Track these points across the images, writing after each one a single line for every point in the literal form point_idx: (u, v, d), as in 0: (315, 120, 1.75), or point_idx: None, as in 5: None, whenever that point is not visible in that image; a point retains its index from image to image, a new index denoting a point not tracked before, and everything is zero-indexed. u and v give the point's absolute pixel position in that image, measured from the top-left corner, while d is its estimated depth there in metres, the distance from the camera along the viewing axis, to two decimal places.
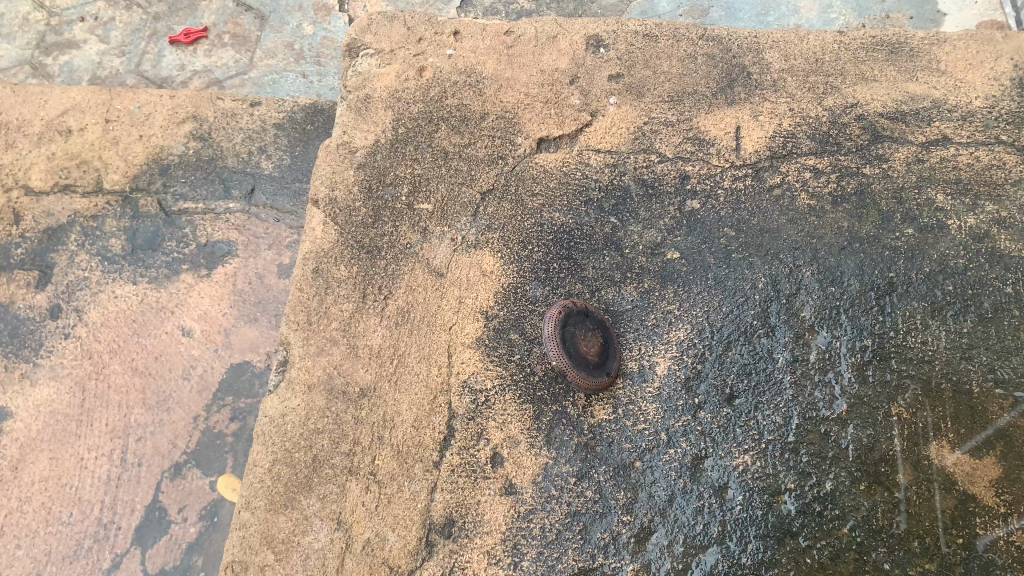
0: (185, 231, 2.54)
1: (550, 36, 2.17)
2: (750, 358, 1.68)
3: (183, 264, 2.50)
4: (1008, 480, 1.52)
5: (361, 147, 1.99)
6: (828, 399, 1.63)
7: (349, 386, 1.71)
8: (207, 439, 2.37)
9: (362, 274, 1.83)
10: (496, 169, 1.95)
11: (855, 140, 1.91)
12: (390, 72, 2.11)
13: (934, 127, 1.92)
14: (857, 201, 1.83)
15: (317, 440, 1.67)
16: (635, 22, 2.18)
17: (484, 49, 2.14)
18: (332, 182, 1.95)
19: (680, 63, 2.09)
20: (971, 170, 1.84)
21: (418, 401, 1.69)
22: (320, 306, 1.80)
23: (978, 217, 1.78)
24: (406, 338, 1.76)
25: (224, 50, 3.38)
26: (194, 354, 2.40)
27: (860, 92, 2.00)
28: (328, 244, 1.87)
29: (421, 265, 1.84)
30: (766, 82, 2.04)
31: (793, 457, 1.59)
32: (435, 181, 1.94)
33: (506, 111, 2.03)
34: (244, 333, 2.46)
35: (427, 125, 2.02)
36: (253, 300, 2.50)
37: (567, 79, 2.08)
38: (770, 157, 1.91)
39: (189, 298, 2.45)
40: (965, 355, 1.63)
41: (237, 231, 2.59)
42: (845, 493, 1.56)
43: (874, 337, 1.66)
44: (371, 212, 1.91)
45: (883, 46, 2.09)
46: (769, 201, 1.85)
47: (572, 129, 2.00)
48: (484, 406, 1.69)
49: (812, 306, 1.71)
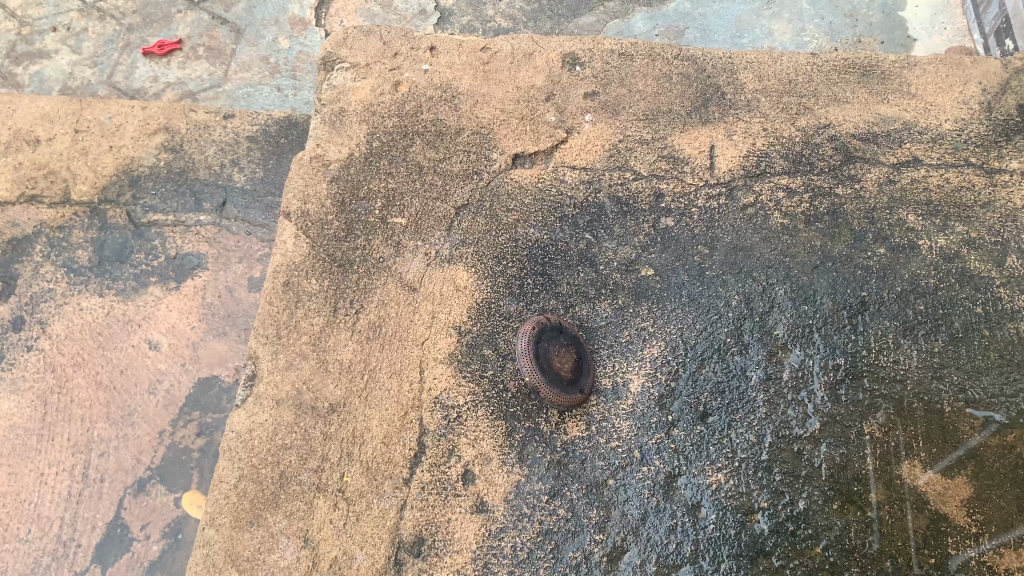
0: (154, 244, 2.50)
1: (527, 53, 2.16)
2: (723, 376, 1.68)
3: (151, 277, 2.45)
4: (979, 500, 1.52)
5: (335, 160, 1.97)
6: (801, 417, 1.63)
7: (319, 401, 1.68)
8: (173, 454, 2.31)
9: (333, 288, 1.81)
10: (471, 184, 1.94)
11: (828, 161, 1.93)
12: (365, 86, 2.10)
13: (905, 148, 1.94)
14: (829, 220, 1.84)
15: (284, 456, 1.64)
16: (611, 40, 2.18)
17: (460, 65, 2.13)
18: (305, 196, 1.93)
19: (654, 82, 2.10)
20: (942, 192, 1.86)
21: (389, 416, 1.67)
22: (289, 319, 1.77)
23: (948, 238, 1.79)
24: (377, 353, 1.74)
25: (198, 63, 3.36)
26: (161, 368, 2.36)
27: (832, 114, 2.02)
28: (299, 257, 1.85)
29: (393, 280, 1.82)
30: (740, 102, 2.05)
31: (766, 476, 1.59)
32: (409, 197, 1.92)
33: (482, 127, 2.03)
34: (213, 347, 2.43)
35: (402, 140, 2.00)
36: (222, 314, 2.47)
37: (543, 96, 2.08)
38: (744, 176, 1.92)
39: (157, 311, 2.41)
40: (936, 374, 1.64)
41: (207, 244, 2.55)
42: (818, 513, 1.55)
43: (846, 355, 1.67)
44: (344, 225, 1.89)
45: (856, 69, 2.11)
46: (743, 221, 1.86)
47: (547, 145, 2.00)
48: (456, 422, 1.67)
49: (786, 325, 1.71)
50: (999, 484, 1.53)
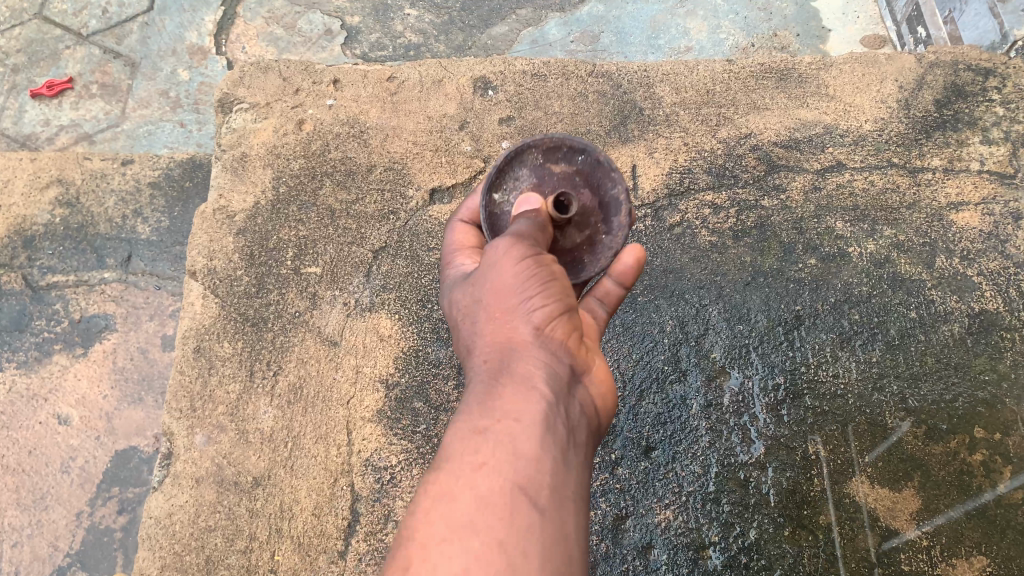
0: (55, 308, 2.30)
1: (435, 80, 2.05)
2: (664, 407, 1.63)
3: (56, 344, 2.25)
4: (928, 511, 1.51)
5: (239, 211, 1.86)
6: (745, 442, 1.59)
7: (241, 476, 1.58)
8: (92, 537, 2.06)
9: (247, 350, 1.70)
10: (387, 225, 1.83)
11: (752, 172, 1.87)
12: (267, 128, 1.98)
13: (828, 153, 1.89)
14: (758, 234, 1.79)
15: (209, 539, 1.54)
16: (522, 61, 2.08)
17: (366, 97, 2.02)
18: (211, 252, 1.82)
19: (570, 102, 2.01)
20: (868, 196, 1.83)
21: (318, 485, 1.57)
22: (203, 389, 1.67)
23: (877, 243, 1.77)
24: (301, 417, 1.63)
25: (92, 102, 2.81)
26: (73, 444, 2.14)
27: (753, 122, 1.95)
28: (209, 319, 1.74)
29: (312, 335, 1.71)
30: (659, 117, 1.97)
31: (715, 508, 1.54)
32: (322, 243, 1.81)
33: (394, 162, 1.92)
34: (129, 416, 2.19)
35: (310, 182, 1.89)
36: (136, 378, 2.24)
37: (456, 125, 1.97)
38: (668, 195, 1.85)
39: (64, 382, 2.21)
40: (876, 385, 1.63)
41: (114, 303, 2.32)
42: (770, 542, 1.51)
43: (786, 374, 1.64)
44: (254, 280, 1.78)
45: (773, 73, 2.04)
46: (671, 241, 1.79)
47: (464, 177, 1.90)
48: (390, 484, 1.57)
49: (722, 347, 1.67)
50: (946, 492, 1.52)
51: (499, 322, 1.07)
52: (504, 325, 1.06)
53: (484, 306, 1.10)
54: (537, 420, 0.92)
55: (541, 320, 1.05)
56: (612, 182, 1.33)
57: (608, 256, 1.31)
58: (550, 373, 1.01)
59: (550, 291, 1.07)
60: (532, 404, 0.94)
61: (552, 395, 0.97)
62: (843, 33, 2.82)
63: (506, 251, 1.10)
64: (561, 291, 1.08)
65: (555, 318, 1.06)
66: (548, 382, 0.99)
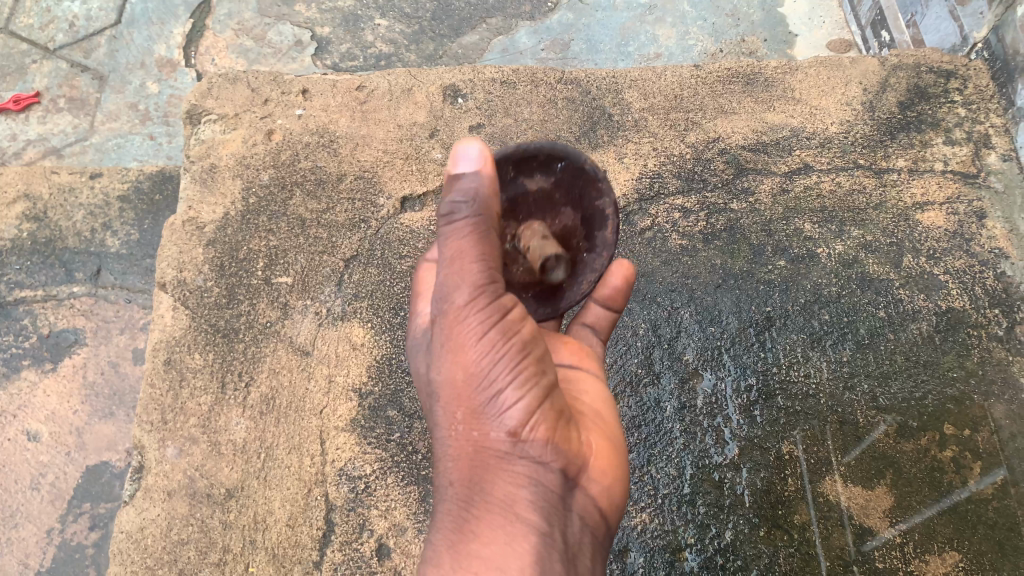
0: (24, 323, 2.27)
1: (404, 88, 2.05)
2: (638, 410, 1.63)
3: (25, 360, 2.23)
4: (900, 508, 1.52)
5: (209, 222, 1.85)
6: (719, 443, 1.60)
7: (213, 488, 1.56)
8: (64, 554, 2.03)
9: (218, 362, 1.69)
10: (358, 234, 1.83)
11: (720, 176, 1.89)
12: (236, 138, 1.97)
13: (795, 156, 1.92)
14: (728, 237, 1.81)
15: (181, 552, 1.52)
16: (492, 68, 2.09)
17: (336, 106, 2.02)
18: (180, 263, 1.80)
19: (540, 109, 2.02)
20: (835, 198, 1.86)
21: (291, 496, 1.56)
22: (174, 401, 1.65)
23: (845, 243, 1.79)
24: (273, 428, 1.62)
25: (60, 116, 2.79)
26: (42, 460, 2.11)
27: (721, 126, 1.97)
28: (179, 331, 1.72)
29: (283, 345, 1.70)
30: (628, 122, 1.99)
31: (690, 510, 1.55)
32: (293, 253, 1.80)
33: (365, 171, 1.91)
34: (100, 431, 2.16)
35: (280, 193, 1.88)
36: (107, 393, 2.21)
37: (426, 133, 1.98)
38: (638, 200, 1.86)
39: (33, 398, 2.18)
40: (847, 385, 1.64)
41: (84, 317, 2.30)
42: (745, 542, 1.52)
43: (758, 375, 1.65)
44: (225, 291, 1.76)
45: (739, 78, 2.06)
46: (642, 245, 1.80)
47: (435, 184, 1.90)
48: (365, 493, 1.56)
49: (694, 349, 1.68)
50: (918, 489, 1.54)
51: (470, 427, 1.12)
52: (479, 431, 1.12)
53: (451, 401, 1.13)
54: (525, 564, 1.05)
55: (517, 431, 1.09)
56: (598, 193, 1.30)
57: (591, 279, 1.31)
58: (531, 491, 1.10)
59: (521, 397, 1.09)
60: (519, 544, 1.07)
61: (537, 525, 1.09)
62: (809, 38, 2.86)
63: (466, 347, 1.09)
64: (531, 384, 1.10)
65: (531, 423, 1.10)
66: (532, 506, 1.10)
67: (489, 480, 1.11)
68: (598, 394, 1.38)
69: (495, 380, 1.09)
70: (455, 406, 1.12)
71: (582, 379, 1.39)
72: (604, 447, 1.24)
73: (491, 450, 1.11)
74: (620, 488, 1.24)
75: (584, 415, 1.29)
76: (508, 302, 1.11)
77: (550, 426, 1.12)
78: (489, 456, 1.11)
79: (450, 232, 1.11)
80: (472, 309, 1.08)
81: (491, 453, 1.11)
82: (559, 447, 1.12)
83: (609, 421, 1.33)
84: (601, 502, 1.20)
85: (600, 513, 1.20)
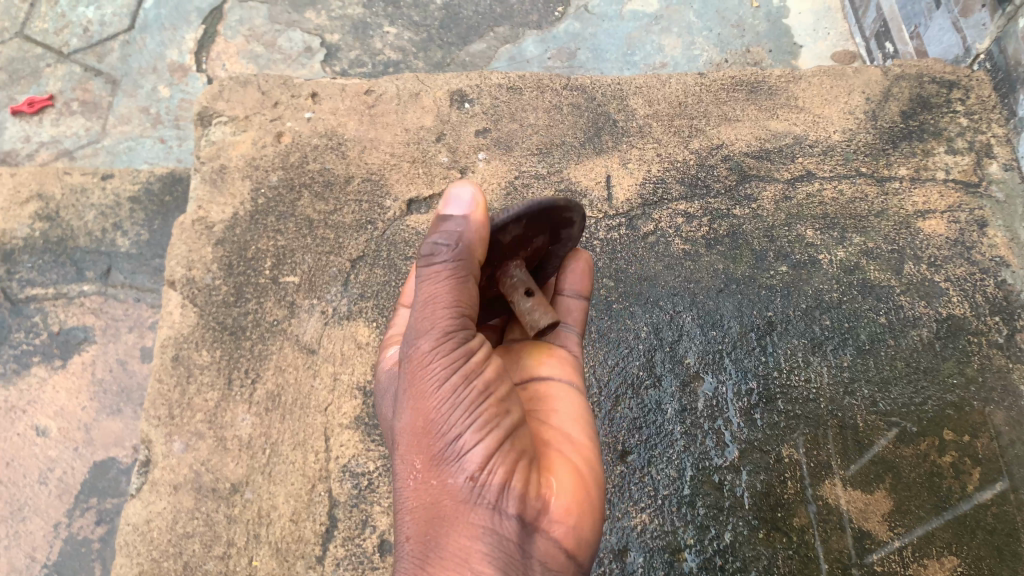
0: (34, 320, 2.29)
1: (412, 93, 2.08)
2: (639, 412, 1.65)
3: (35, 356, 2.25)
4: (899, 512, 1.53)
5: (218, 222, 1.88)
6: (719, 446, 1.61)
7: (219, 482, 1.59)
8: (70, 548, 2.05)
9: (225, 359, 1.71)
10: (365, 235, 1.85)
11: (723, 182, 1.91)
12: (246, 140, 2.00)
13: (798, 163, 1.94)
14: (730, 242, 1.83)
15: (186, 545, 1.55)
16: (499, 74, 2.12)
17: (345, 110, 2.05)
18: (189, 262, 1.83)
19: (545, 114, 2.04)
20: (837, 205, 1.87)
21: (295, 492, 1.58)
22: (181, 397, 1.68)
23: (847, 250, 1.81)
24: (279, 424, 1.64)
25: (73, 119, 2.83)
26: (51, 455, 2.13)
27: (724, 133, 2.00)
28: (187, 328, 1.75)
29: (290, 343, 1.72)
30: (633, 129, 2.01)
31: (690, 511, 1.56)
32: (301, 252, 1.83)
33: (373, 174, 1.94)
34: (107, 427, 2.18)
35: (289, 194, 1.91)
36: (115, 390, 2.23)
37: (433, 137, 2.00)
38: (642, 205, 1.88)
39: (42, 394, 2.20)
40: (847, 390, 1.65)
41: (94, 315, 2.32)
42: (745, 544, 1.53)
43: (759, 379, 1.67)
44: (233, 289, 1.79)
45: (743, 86, 2.08)
46: (645, 249, 1.82)
47: (441, 187, 1.92)
48: (367, 490, 1.58)
49: (696, 353, 1.70)
50: (917, 494, 1.55)
51: (428, 476, 1.11)
52: (434, 477, 1.11)
53: (410, 449, 1.14)
54: None
55: (474, 475, 1.09)
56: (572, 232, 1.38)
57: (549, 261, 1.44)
58: (490, 543, 1.08)
59: (478, 440, 1.10)
60: None
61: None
62: (813, 49, 2.88)
63: (426, 392, 1.13)
64: (490, 427, 1.12)
65: (489, 467, 1.09)
66: (488, 556, 1.07)
67: (446, 531, 1.08)
68: (572, 412, 1.39)
69: (454, 425, 1.11)
70: (413, 453, 1.13)
71: (557, 397, 1.41)
72: (572, 485, 1.20)
73: (447, 500, 1.10)
74: (588, 526, 1.19)
75: (552, 445, 1.29)
76: (472, 346, 1.17)
77: (508, 471, 1.11)
78: (444, 501, 1.10)
79: (427, 275, 1.20)
80: (434, 354, 1.14)
81: (446, 498, 1.10)
82: (519, 491, 1.11)
83: (587, 457, 1.30)
84: (567, 543, 1.15)
85: (567, 556, 1.15)
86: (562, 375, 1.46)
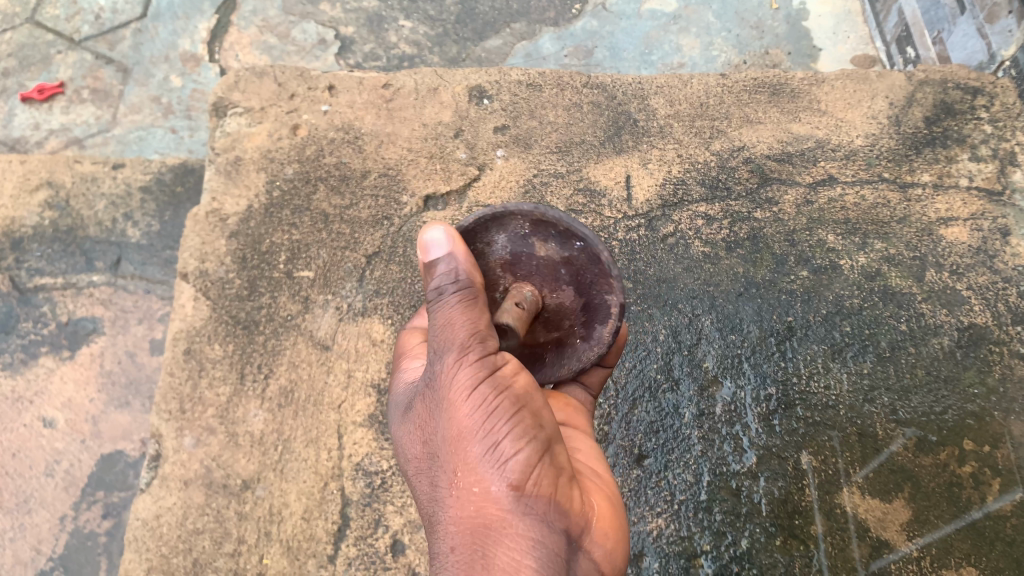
0: (42, 310, 2.26)
1: (430, 88, 2.06)
2: (657, 415, 1.63)
3: (42, 347, 2.22)
4: (918, 522, 1.51)
5: (232, 214, 1.86)
6: (737, 451, 1.59)
7: (230, 479, 1.57)
8: (76, 541, 2.04)
9: (237, 354, 1.69)
10: (381, 231, 1.83)
11: (744, 184, 1.89)
12: (261, 132, 1.98)
13: (820, 167, 1.92)
14: (750, 246, 1.80)
15: (196, 542, 1.53)
16: (518, 71, 2.09)
17: (362, 104, 2.02)
18: (202, 254, 1.81)
19: (565, 112, 2.02)
20: (858, 210, 1.85)
21: (307, 489, 1.56)
22: (193, 391, 1.66)
23: (868, 256, 1.79)
24: (291, 421, 1.62)
25: (83, 107, 2.81)
26: (58, 447, 2.11)
27: (746, 135, 1.97)
28: (200, 321, 1.73)
29: (303, 339, 1.70)
30: (654, 129, 1.99)
31: (707, 517, 1.54)
32: (315, 247, 1.80)
33: (389, 169, 1.92)
34: (116, 420, 2.17)
35: (304, 187, 1.89)
36: (123, 382, 2.21)
37: (451, 133, 1.98)
38: (662, 206, 1.86)
39: (50, 385, 2.18)
40: (867, 397, 1.63)
41: (103, 306, 2.29)
42: (762, 551, 1.51)
43: (778, 385, 1.65)
44: (246, 283, 1.77)
45: (766, 88, 2.06)
46: (664, 251, 1.80)
47: (459, 184, 1.90)
48: (381, 489, 1.56)
49: (714, 357, 1.67)
50: (936, 504, 1.53)
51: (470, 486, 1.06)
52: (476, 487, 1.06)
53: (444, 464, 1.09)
54: None
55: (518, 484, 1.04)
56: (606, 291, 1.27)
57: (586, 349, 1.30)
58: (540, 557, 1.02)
59: (518, 451, 1.05)
60: None
61: None
62: (832, 53, 2.85)
63: (460, 404, 1.07)
64: (530, 436, 1.07)
65: (532, 479, 1.05)
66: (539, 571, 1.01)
67: (495, 544, 1.03)
68: (593, 453, 1.33)
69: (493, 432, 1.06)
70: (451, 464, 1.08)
71: (577, 438, 1.35)
72: (602, 514, 1.16)
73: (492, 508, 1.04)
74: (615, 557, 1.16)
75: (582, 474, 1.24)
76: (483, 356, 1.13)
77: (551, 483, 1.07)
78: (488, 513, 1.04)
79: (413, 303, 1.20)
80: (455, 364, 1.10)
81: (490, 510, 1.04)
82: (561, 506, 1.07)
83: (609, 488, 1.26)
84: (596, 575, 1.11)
85: None
86: (574, 422, 1.39)
